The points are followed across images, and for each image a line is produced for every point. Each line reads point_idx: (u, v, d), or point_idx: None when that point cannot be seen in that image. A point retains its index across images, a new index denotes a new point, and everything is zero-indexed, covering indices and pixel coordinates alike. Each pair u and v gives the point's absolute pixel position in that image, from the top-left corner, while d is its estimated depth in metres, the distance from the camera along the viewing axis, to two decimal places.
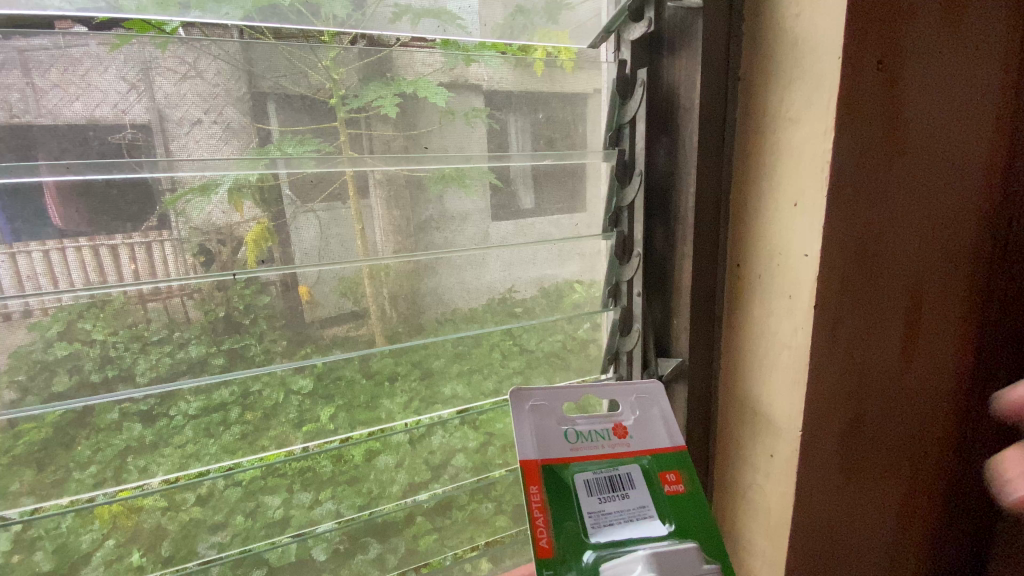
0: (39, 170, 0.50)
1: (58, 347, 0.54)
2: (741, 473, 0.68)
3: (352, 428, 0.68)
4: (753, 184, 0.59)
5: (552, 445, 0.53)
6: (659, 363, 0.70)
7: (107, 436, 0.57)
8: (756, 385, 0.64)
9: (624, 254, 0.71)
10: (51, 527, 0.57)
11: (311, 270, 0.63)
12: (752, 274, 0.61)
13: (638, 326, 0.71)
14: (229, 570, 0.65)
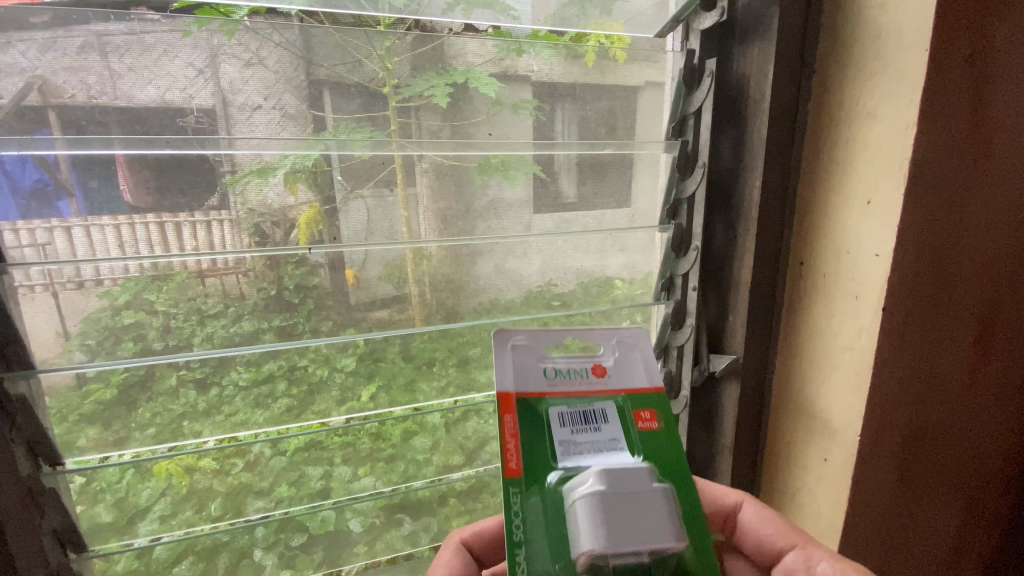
0: (113, 144, 0.53)
1: (126, 315, 0.58)
2: (787, 475, 0.68)
3: (390, 406, 0.71)
4: (821, 181, 0.57)
5: (530, 380, 0.51)
6: (712, 360, 0.69)
7: (167, 400, 0.61)
8: (811, 387, 0.62)
9: (681, 247, 0.70)
10: (113, 481, 0.61)
11: (357, 250, 0.64)
12: (815, 272, 0.59)
13: (692, 321, 0.70)
14: (272, 535, 0.68)
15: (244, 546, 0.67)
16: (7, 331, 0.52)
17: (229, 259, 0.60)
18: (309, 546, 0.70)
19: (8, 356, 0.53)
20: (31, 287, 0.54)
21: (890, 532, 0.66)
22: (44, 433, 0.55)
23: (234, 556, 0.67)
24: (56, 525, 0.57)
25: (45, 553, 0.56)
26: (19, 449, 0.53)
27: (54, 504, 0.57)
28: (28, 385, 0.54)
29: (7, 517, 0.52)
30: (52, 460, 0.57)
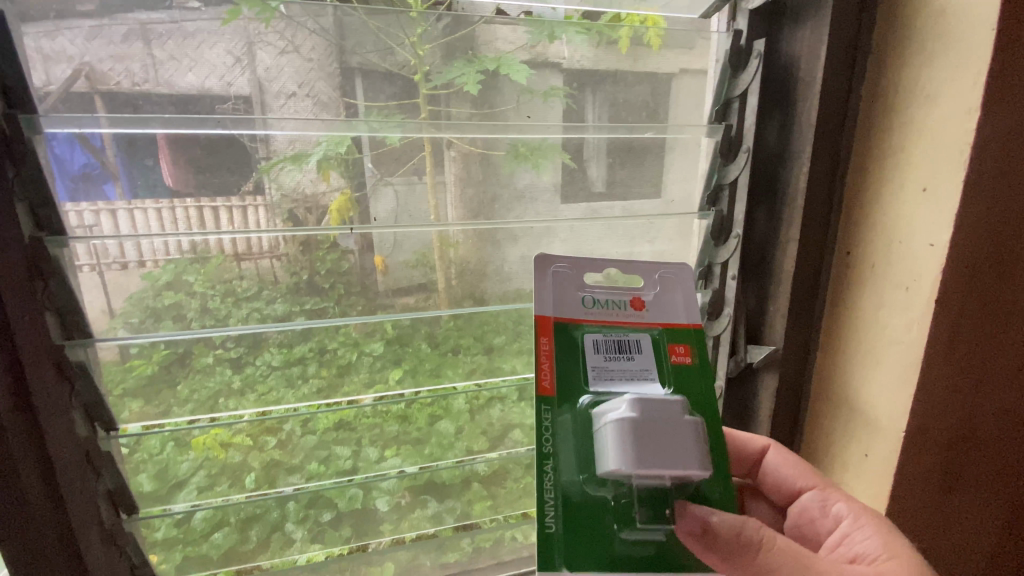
0: (152, 125, 0.54)
1: (167, 296, 0.60)
2: (824, 471, 0.66)
3: (417, 389, 0.72)
4: (873, 168, 0.56)
5: (569, 307, 0.52)
6: (750, 351, 0.68)
7: (204, 377, 0.63)
8: (854, 381, 0.61)
9: (720, 234, 0.68)
10: (155, 452, 0.64)
11: (387, 233, 0.65)
12: (863, 263, 0.58)
13: (729, 312, 0.68)
14: (302, 509, 0.70)
15: (275, 520, 0.69)
16: (68, 301, 0.54)
17: (263, 244, 0.62)
18: (338, 522, 0.72)
19: (70, 324, 0.55)
20: (79, 266, 0.56)
21: (929, 539, 0.64)
22: (100, 401, 0.58)
23: (266, 529, 0.69)
24: (110, 486, 0.60)
25: (99, 515, 0.58)
26: (78, 413, 0.56)
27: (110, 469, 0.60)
28: (85, 352, 0.57)
29: (62, 475, 0.54)
30: (106, 426, 0.60)
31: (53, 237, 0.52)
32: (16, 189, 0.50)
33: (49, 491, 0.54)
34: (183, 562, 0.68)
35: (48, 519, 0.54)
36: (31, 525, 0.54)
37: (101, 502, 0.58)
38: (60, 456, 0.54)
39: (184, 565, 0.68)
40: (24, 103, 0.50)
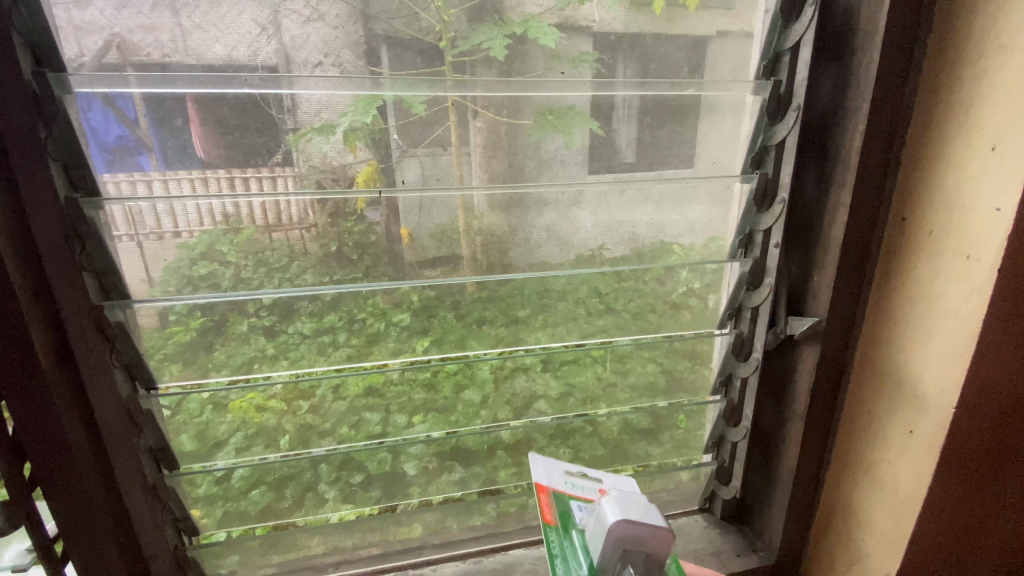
0: (178, 84, 0.53)
1: (201, 265, 0.61)
2: (864, 446, 0.64)
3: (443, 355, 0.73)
4: (937, 130, 0.52)
5: (557, 480, 0.61)
6: (790, 323, 0.66)
7: (239, 345, 0.65)
8: (901, 354, 0.58)
9: (764, 199, 0.66)
10: (193, 414, 0.66)
11: (414, 196, 0.65)
12: (921, 229, 0.55)
13: (770, 281, 0.67)
14: (334, 471, 0.73)
15: (308, 481, 0.72)
16: (105, 264, 0.56)
17: (293, 215, 0.62)
18: (368, 484, 0.75)
19: (108, 287, 0.58)
20: (118, 235, 0.58)
21: (970, 523, 0.62)
22: (140, 360, 0.60)
23: (300, 490, 0.72)
24: (152, 444, 0.64)
25: (142, 469, 0.61)
26: (119, 371, 0.59)
27: (151, 426, 0.63)
28: (124, 314, 0.59)
29: (109, 428, 0.57)
30: (147, 385, 0.63)
31: (87, 199, 0.53)
32: (51, 149, 0.50)
33: (95, 445, 0.57)
34: (223, 517, 0.71)
35: (97, 473, 0.57)
36: (77, 479, 0.56)
37: (143, 456, 0.62)
38: (106, 411, 0.57)
39: (225, 519, 0.71)
40: (51, 62, 0.50)
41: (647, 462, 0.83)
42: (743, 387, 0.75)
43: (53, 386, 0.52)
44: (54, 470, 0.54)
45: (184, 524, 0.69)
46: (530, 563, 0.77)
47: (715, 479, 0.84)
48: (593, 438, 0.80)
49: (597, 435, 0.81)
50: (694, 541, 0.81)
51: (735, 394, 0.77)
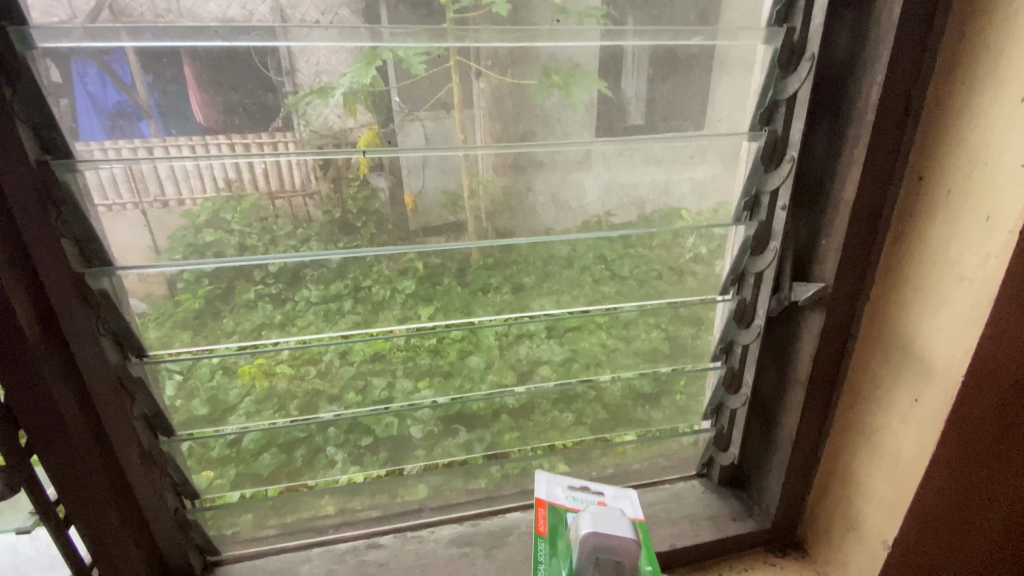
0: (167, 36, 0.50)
1: (206, 233, 0.61)
2: (866, 413, 0.64)
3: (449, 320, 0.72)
4: (956, 90, 0.50)
5: (557, 495, 0.67)
6: (795, 289, 0.65)
7: (247, 312, 0.66)
8: (909, 320, 0.57)
9: (773, 157, 0.63)
10: (204, 379, 0.67)
11: (415, 158, 0.64)
12: (937, 191, 0.53)
13: (777, 245, 0.65)
14: (342, 434, 0.74)
15: (319, 443, 0.74)
16: (84, 230, 0.53)
17: (294, 180, 0.62)
18: (376, 446, 0.77)
19: (89, 253, 0.55)
20: (100, 206, 0.55)
21: (971, 491, 0.62)
22: (128, 327, 0.58)
23: (310, 452, 0.74)
24: (148, 411, 0.62)
25: (137, 435, 0.61)
26: (105, 337, 0.57)
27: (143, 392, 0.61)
28: (108, 281, 0.57)
29: (96, 393, 0.56)
30: (137, 352, 0.61)
31: (61, 162, 0.50)
32: (17, 110, 0.47)
33: (86, 411, 0.56)
34: (236, 478, 0.73)
35: (90, 440, 0.56)
36: (73, 448, 0.55)
37: (137, 422, 0.61)
38: (93, 375, 0.56)
39: (237, 481, 0.73)
40: (11, 14, 0.46)
41: (648, 425, 0.84)
42: (744, 354, 0.75)
43: (40, 356, 0.51)
44: (48, 437, 0.54)
45: (184, 488, 0.69)
46: (527, 524, 0.79)
47: (712, 445, 0.85)
48: (595, 402, 0.82)
49: (598, 399, 0.82)
50: (691, 506, 0.82)
51: (735, 361, 0.76)
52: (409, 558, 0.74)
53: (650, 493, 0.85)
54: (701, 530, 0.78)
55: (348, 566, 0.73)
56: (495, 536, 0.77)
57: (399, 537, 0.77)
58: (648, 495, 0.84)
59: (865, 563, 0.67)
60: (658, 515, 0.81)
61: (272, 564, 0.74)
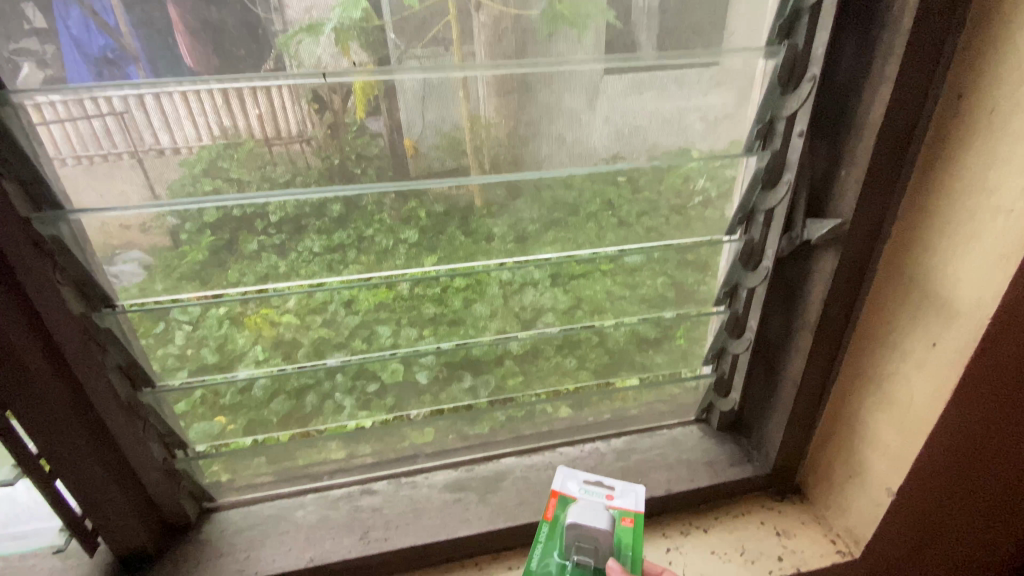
0: None
1: (205, 182, 0.59)
2: (879, 357, 0.64)
3: (453, 263, 0.72)
4: (997, 25, 0.47)
5: (571, 486, 0.68)
6: (809, 226, 0.63)
7: (250, 263, 0.65)
8: (932, 261, 0.56)
9: (790, 79, 0.60)
10: (213, 329, 0.67)
11: (415, 98, 0.62)
12: (975, 120, 0.50)
13: (790, 176, 0.63)
14: (349, 381, 0.76)
15: (327, 390, 0.76)
16: (31, 171, 0.52)
17: (291, 126, 0.60)
18: (383, 393, 0.78)
19: (40, 198, 0.53)
20: (62, 159, 0.54)
21: (975, 439, 0.63)
22: (91, 277, 0.58)
23: (319, 397, 0.76)
24: (123, 362, 0.63)
25: (113, 388, 0.61)
26: (67, 288, 0.56)
27: (116, 344, 0.62)
28: (67, 229, 0.56)
29: (64, 345, 0.56)
30: (106, 303, 0.60)
31: None
32: None
33: (54, 361, 0.56)
34: (248, 424, 0.75)
35: (60, 392, 0.57)
36: (37, 392, 0.56)
37: (111, 374, 0.61)
38: (58, 328, 0.55)
39: (250, 426, 0.75)
40: None
41: (651, 370, 0.86)
42: (748, 298, 0.74)
43: None
44: (10, 384, 0.54)
45: (172, 439, 0.71)
46: (520, 471, 0.83)
47: (713, 391, 0.86)
48: (600, 349, 0.82)
49: (603, 345, 0.82)
50: (688, 450, 0.85)
51: (739, 305, 0.76)
52: (403, 503, 0.79)
53: (647, 438, 0.88)
54: (696, 475, 0.81)
55: (342, 512, 0.78)
56: (489, 482, 0.81)
57: (393, 484, 0.82)
58: (644, 440, 0.87)
59: (869, 505, 0.69)
60: (654, 460, 0.84)
61: (267, 511, 0.78)
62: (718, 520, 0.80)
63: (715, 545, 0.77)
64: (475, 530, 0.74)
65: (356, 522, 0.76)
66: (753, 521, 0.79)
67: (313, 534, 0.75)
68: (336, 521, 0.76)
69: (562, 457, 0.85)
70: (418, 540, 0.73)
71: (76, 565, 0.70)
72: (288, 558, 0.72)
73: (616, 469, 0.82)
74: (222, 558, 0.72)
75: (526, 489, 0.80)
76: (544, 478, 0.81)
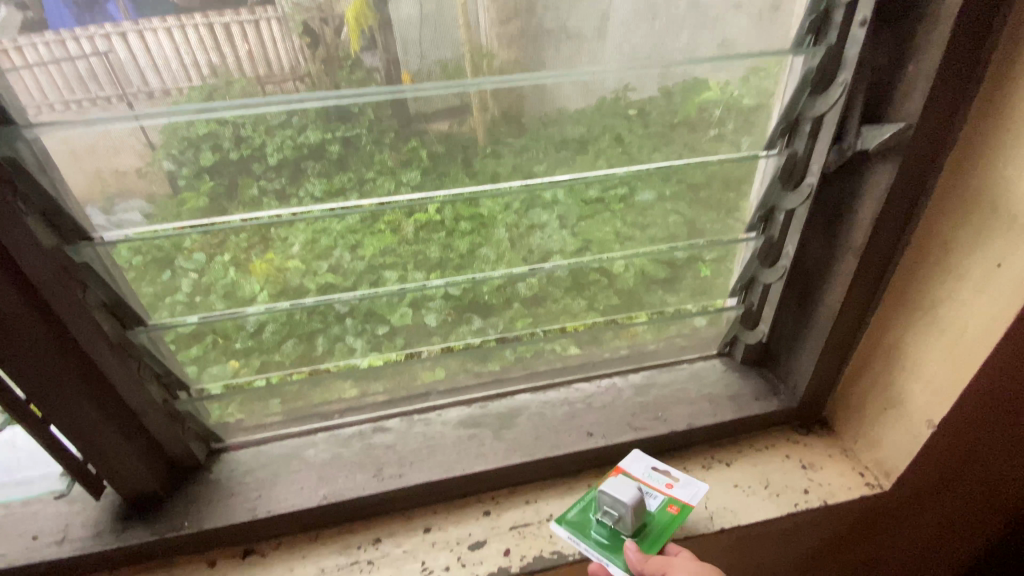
0: None
1: (199, 125, 0.57)
2: (928, 286, 0.65)
3: (461, 186, 0.68)
4: None
5: (636, 467, 0.78)
6: (863, 134, 0.61)
7: (254, 208, 0.64)
8: (995, 186, 0.56)
9: None
10: (219, 275, 0.67)
11: (410, 28, 0.57)
12: None
13: (847, 76, 0.60)
14: (359, 324, 0.77)
15: (336, 334, 0.76)
16: None
17: (283, 63, 0.56)
18: (393, 334, 0.79)
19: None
20: (49, 104, 0.52)
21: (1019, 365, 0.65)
22: (59, 207, 0.55)
23: (330, 341, 0.77)
24: (105, 299, 0.61)
25: (100, 327, 0.60)
26: (34, 219, 0.53)
27: (95, 279, 0.60)
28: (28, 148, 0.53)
29: (40, 285, 0.54)
30: (79, 235, 0.58)
31: None
32: None
33: (29, 298, 0.55)
34: (261, 367, 0.76)
35: (42, 332, 0.57)
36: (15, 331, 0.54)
37: (95, 312, 0.60)
38: (31, 267, 0.53)
39: (262, 368, 0.76)
40: None
41: (660, 309, 0.85)
42: (786, 220, 0.73)
43: None
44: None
45: (169, 379, 0.71)
46: (535, 406, 0.86)
47: (738, 324, 0.87)
48: (606, 290, 0.82)
49: (610, 286, 0.82)
50: (710, 385, 0.87)
51: (775, 229, 0.75)
52: (416, 440, 0.82)
53: (666, 372, 0.90)
54: (719, 409, 0.83)
55: (355, 450, 0.81)
56: (503, 418, 0.84)
57: (407, 421, 0.85)
58: (664, 375, 0.89)
59: (905, 435, 0.73)
60: (676, 395, 0.86)
61: (278, 450, 0.81)
62: (742, 453, 0.83)
63: (737, 478, 0.80)
64: (494, 463, 0.78)
65: (369, 459, 0.79)
66: (779, 455, 0.83)
67: (325, 472, 0.77)
68: (349, 458, 0.79)
69: (578, 393, 0.88)
70: (431, 476, 0.76)
71: (83, 508, 0.74)
72: (299, 495, 0.75)
73: (637, 404, 0.85)
74: (234, 497, 0.75)
75: (541, 425, 0.83)
76: (558, 414, 0.84)
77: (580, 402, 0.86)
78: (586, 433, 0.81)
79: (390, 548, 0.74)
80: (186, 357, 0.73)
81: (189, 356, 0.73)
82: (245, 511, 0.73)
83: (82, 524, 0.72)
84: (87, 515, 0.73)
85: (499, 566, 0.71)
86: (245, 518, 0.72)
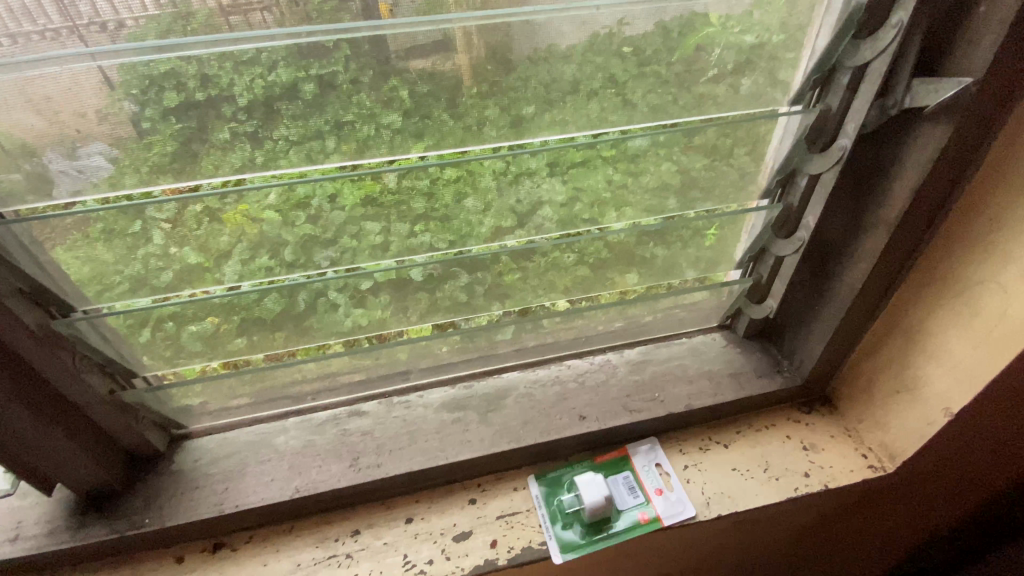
0: None
1: (159, 62, 0.53)
2: (953, 277, 0.67)
3: (441, 147, 0.65)
4: None
5: (639, 457, 0.84)
6: (913, 88, 0.59)
7: (223, 152, 0.59)
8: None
9: None
10: (192, 228, 0.64)
11: None
12: None
13: (903, 21, 0.57)
14: (342, 280, 0.74)
15: (319, 289, 0.73)
16: None
17: None
18: (377, 290, 0.76)
19: None
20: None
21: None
22: None
23: (312, 295, 0.74)
24: (22, 286, 0.60)
25: (19, 316, 0.59)
26: None
27: (6, 268, 0.59)
28: None
29: None
30: None
31: None
32: None
33: None
34: (242, 324, 0.74)
35: None
36: None
37: (12, 301, 0.59)
38: None
39: (243, 326, 0.74)
40: None
41: (654, 263, 0.83)
42: (810, 185, 0.74)
43: None
44: None
45: (113, 367, 0.72)
46: (524, 387, 0.89)
47: (744, 298, 0.90)
48: (598, 245, 0.79)
49: (604, 241, 0.79)
50: (710, 360, 0.91)
51: (796, 193, 0.76)
52: (395, 426, 0.84)
53: (665, 346, 0.94)
54: (720, 390, 0.87)
55: (328, 437, 0.83)
56: (490, 400, 0.87)
57: (384, 404, 0.88)
58: (662, 350, 0.93)
59: (920, 418, 0.76)
60: (673, 372, 0.90)
61: (246, 437, 0.83)
62: (741, 434, 0.87)
63: (737, 462, 0.84)
64: (478, 451, 0.81)
65: (345, 447, 0.81)
66: (780, 436, 0.87)
67: (296, 461, 0.80)
68: (323, 447, 0.82)
69: (570, 370, 0.91)
70: (413, 465, 0.79)
71: (35, 504, 0.74)
72: (269, 489, 0.77)
73: (632, 384, 0.88)
74: (200, 490, 0.77)
75: (529, 407, 0.86)
76: (549, 395, 0.87)
77: (573, 381, 0.89)
78: (579, 416, 0.84)
79: (369, 541, 0.77)
80: (164, 312, 0.69)
81: (167, 312, 0.69)
82: (210, 506, 0.75)
83: (34, 522, 0.73)
84: (42, 511, 0.74)
85: (485, 558, 0.75)
86: (211, 513, 0.75)
